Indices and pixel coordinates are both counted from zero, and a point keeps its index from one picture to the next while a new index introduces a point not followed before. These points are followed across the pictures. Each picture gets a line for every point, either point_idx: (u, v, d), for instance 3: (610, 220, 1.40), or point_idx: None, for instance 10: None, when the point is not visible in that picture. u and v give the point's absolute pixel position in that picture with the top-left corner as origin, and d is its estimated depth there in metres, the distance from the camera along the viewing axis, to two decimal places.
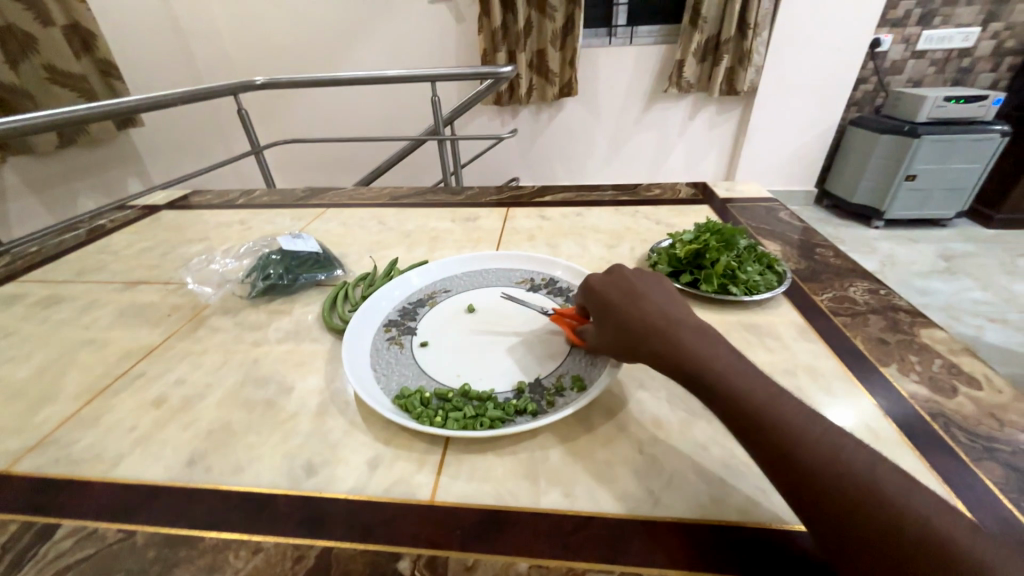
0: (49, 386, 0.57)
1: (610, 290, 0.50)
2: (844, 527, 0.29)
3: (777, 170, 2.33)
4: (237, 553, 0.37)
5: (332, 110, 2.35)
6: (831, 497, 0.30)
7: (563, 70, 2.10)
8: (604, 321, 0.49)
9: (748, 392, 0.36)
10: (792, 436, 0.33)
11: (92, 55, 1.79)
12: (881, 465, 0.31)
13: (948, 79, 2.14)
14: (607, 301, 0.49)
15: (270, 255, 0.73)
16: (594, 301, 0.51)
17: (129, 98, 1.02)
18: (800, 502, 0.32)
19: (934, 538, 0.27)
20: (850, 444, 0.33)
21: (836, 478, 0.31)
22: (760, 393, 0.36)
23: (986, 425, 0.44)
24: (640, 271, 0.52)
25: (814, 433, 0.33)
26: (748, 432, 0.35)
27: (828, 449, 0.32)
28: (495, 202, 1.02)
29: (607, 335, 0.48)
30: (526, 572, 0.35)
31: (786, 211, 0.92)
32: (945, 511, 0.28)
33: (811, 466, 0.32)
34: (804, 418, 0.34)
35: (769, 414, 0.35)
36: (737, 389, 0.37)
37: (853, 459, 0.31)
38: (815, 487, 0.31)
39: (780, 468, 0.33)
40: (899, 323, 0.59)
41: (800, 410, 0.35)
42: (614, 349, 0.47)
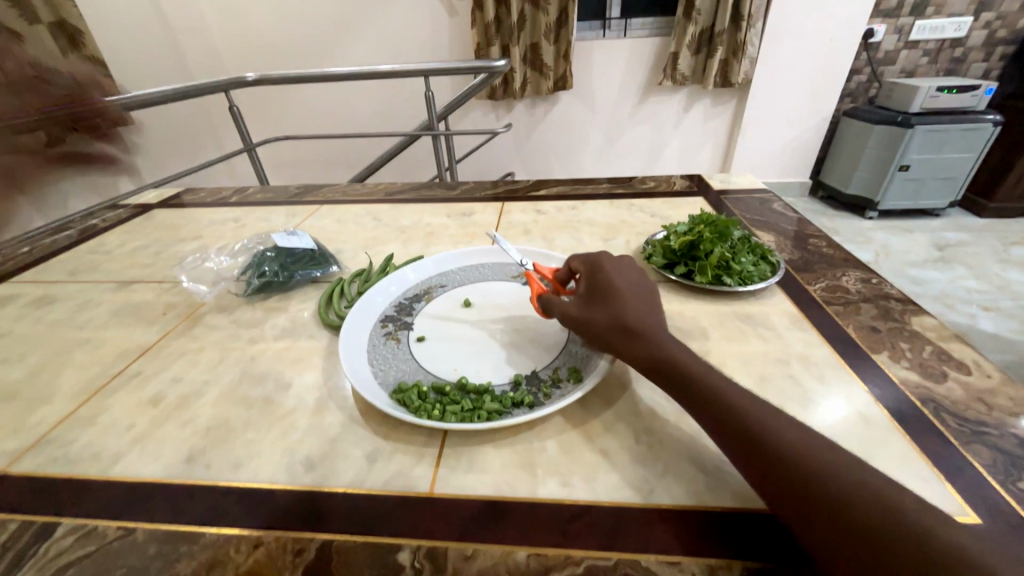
0: (44, 386, 0.57)
1: (611, 280, 0.51)
2: (802, 504, 0.32)
3: (771, 162, 2.34)
4: (237, 548, 0.37)
5: (325, 106, 2.33)
6: (789, 476, 0.33)
7: (558, 64, 2.09)
8: (596, 304, 0.49)
9: (720, 389, 0.40)
10: (755, 425, 0.37)
11: (81, 53, 1.77)
12: (834, 449, 0.34)
13: (940, 69, 2.14)
14: (606, 288, 0.50)
15: (265, 251, 0.73)
16: (590, 285, 0.52)
17: (119, 96, 1.01)
18: (764, 484, 0.35)
19: (879, 507, 0.30)
20: (806, 432, 0.36)
21: (793, 460, 0.34)
22: (731, 390, 0.40)
23: (975, 410, 0.45)
24: (639, 272, 0.54)
25: (778, 425, 0.36)
26: (715, 424, 0.39)
27: (786, 435, 0.35)
28: (490, 197, 1.02)
29: (594, 317, 0.48)
30: (525, 560, 0.35)
31: (780, 202, 0.92)
32: (889, 484, 0.31)
33: (771, 450, 0.35)
34: (766, 410, 0.38)
35: (738, 408, 0.38)
36: (707, 383, 0.40)
37: (809, 443, 0.35)
38: (775, 468, 0.34)
39: (745, 455, 0.36)
40: (891, 311, 0.60)
41: (764, 405, 0.39)
42: (595, 331, 0.48)
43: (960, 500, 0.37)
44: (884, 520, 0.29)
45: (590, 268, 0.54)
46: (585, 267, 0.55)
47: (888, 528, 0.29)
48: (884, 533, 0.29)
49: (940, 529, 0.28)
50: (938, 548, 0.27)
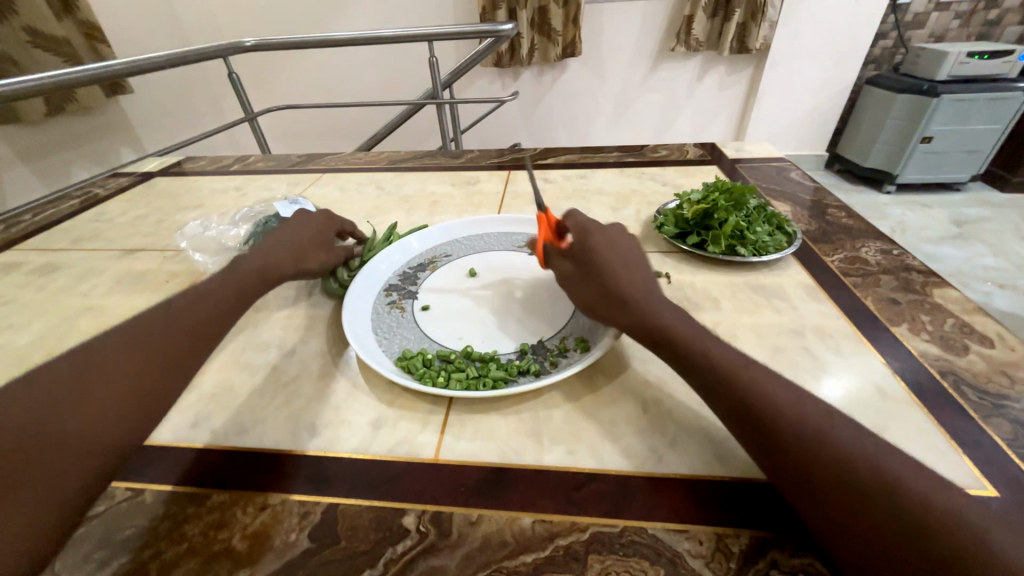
0: (49, 352, 0.57)
1: (599, 245, 0.48)
2: (800, 478, 0.32)
3: (787, 132, 2.25)
4: (245, 509, 0.37)
5: (327, 74, 2.26)
6: (788, 449, 0.33)
7: (567, 29, 1.99)
8: (584, 273, 0.47)
9: (723, 359, 0.38)
10: (751, 396, 0.35)
11: (74, 17, 1.71)
12: (834, 416, 0.34)
13: (972, 33, 2.02)
14: (592, 255, 0.47)
15: (268, 220, 0.70)
16: (579, 251, 0.49)
17: (115, 62, 0.97)
18: (760, 455, 0.34)
19: (878, 480, 0.30)
20: (806, 399, 0.35)
21: (791, 431, 0.33)
22: (734, 360, 0.38)
23: (997, 383, 0.44)
24: (629, 235, 0.51)
25: (781, 394, 0.35)
26: (712, 395, 0.38)
27: (787, 407, 0.34)
28: (496, 166, 0.99)
29: (582, 289, 0.47)
30: (530, 526, 0.35)
31: (798, 171, 0.89)
32: (888, 454, 0.31)
33: (769, 423, 0.34)
34: (765, 378, 0.36)
35: (740, 378, 0.36)
36: (704, 351, 0.39)
37: (811, 414, 0.34)
38: (773, 440, 0.33)
39: (742, 426, 0.35)
40: (911, 283, 0.58)
41: (768, 374, 0.37)
42: (585, 303, 0.46)
43: (976, 472, 0.36)
44: (881, 493, 0.29)
45: (579, 229, 0.51)
46: (575, 229, 0.51)
47: (890, 501, 0.29)
48: (879, 505, 0.29)
49: (941, 500, 0.28)
50: (932, 521, 0.28)
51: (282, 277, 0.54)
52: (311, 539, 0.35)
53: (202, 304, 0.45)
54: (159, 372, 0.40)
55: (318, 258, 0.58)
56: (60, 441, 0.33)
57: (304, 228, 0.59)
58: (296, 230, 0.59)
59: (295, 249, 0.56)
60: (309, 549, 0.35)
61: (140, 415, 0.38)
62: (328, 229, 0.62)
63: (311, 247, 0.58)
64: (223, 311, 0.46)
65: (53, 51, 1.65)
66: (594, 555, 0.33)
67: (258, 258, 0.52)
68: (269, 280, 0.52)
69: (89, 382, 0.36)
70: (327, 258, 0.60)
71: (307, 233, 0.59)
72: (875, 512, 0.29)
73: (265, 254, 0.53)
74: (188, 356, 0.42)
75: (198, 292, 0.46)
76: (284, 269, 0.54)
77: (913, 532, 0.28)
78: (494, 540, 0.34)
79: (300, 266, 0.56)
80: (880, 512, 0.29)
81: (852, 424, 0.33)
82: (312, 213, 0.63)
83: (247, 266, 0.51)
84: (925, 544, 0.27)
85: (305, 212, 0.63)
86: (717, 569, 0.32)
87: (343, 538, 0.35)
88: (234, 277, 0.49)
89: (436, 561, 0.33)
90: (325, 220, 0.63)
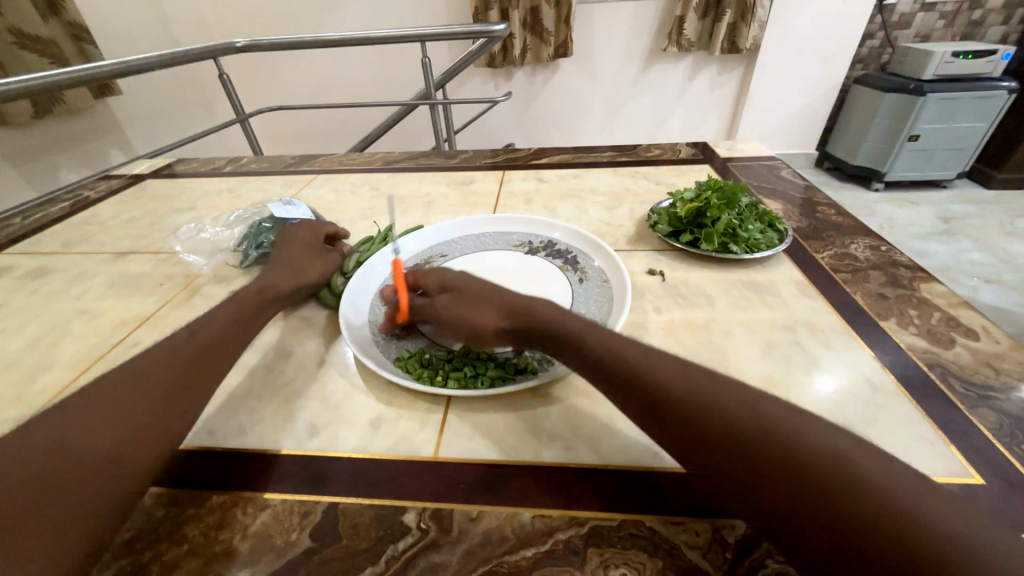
0: (44, 356, 0.57)
1: (463, 278, 0.48)
2: (771, 485, 0.29)
3: (778, 132, 2.28)
4: (245, 510, 0.38)
5: (319, 74, 2.25)
6: (752, 455, 0.30)
7: (559, 30, 2.00)
8: (469, 301, 0.45)
9: (664, 370, 0.35)
10: (703, 401, 0.32)
11: (60, 18, 1.69)
12: (780, 409, 0.31)
13: (957, 33, 2.06)
14: (465, 287, 0.47)
15: (262, 222, 0.69)
16: (450, 289, 0.48)
17: (105, 64, 0.96)
18: (720, 472, 0.31)
19: (846, 472, 0.28)
20: (756, 396, 0.32)
21: (751, 434, 0.30)
22: (674, 369, 0.35)
23: (982, 374, 0.45)
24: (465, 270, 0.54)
25: (725, 400, 0.32)
26: (661, 408, 0.33)
27: (735, 415, 0.31)
28: (490, 166, 1.00)
29: (478, 317, 0.44)
30: (530, 521, 0.35)
31: (788, 169, 0.90)
32: (846, 443, 0.29)
33: (729, 428, 0.31)
34: (712, 382, 0.33)
35: (683, 390, 0.33)
36: (638, 369, 0.35)
37: (760, 414, 0.31)
38: (736, 446, 0.30)
39: (697, 439, 0.32)
40: (899, 278, 0.59)
41: (706, 375, 0.34)
42: (492, 328, 0.43)
43: (963, 461, 0.37)
44: (851, 491, 0.27)
45: (432, 275, 0.50)
46: (428, 280, 0.50)
47: (855, 495, 0.27)
48: (853, 500, 0.27)
49: (895, 478, 0.28)
50: (902, 509, 0.26)
51: (284, 292, 0.54)
52: (312, 538, 0.35)
53: (209, 323, 0.45)
54: (178, 378, 0.40)
55: (318, 269, 0.60)
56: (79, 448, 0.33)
57: (291, 248, 0.60)
58: (287, 252, 0.60)
59: (292, 268, 0.57)
60: (310, 549, 0.35)
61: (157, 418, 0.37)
62: (314, 239, 0.63)
63: (305, 262, 0.59)
64: (229, 326, 0.46)
65: (40, 52, 1.63)
66: (593, 548, 0.34)
67: (257, 282, 0.53)
68: (276, 298, 0.53)
69: (111, 392, 0.37)
70: (326, 266, 0.61)
71: (296, 250, 0.60)
72: (846, 514, 0.27)
73: (266, 278, 0.55)
74: (201, 368, 0.41)
75: (213, 311, 0.47)
76: (288, 286, 0.55)
77: (891, 524, 0.26)
78: (494, 535, 0.35)
79: (303, 279, 0.57)
80: (855, 513, 0.27)
81: (803, 416, 0.31)
82: (294, 230, 0.63)
83: (248, 290, 0.52)
84: (905, 537, 0.25)
85: (285, 232, 0.63)
86: (713, 560, 0.33)
87: (345, 536, 0.35)
88: (246, 295, 0.50)
89: (437, 558, 0.34)
90: (310, 233, 0.63)
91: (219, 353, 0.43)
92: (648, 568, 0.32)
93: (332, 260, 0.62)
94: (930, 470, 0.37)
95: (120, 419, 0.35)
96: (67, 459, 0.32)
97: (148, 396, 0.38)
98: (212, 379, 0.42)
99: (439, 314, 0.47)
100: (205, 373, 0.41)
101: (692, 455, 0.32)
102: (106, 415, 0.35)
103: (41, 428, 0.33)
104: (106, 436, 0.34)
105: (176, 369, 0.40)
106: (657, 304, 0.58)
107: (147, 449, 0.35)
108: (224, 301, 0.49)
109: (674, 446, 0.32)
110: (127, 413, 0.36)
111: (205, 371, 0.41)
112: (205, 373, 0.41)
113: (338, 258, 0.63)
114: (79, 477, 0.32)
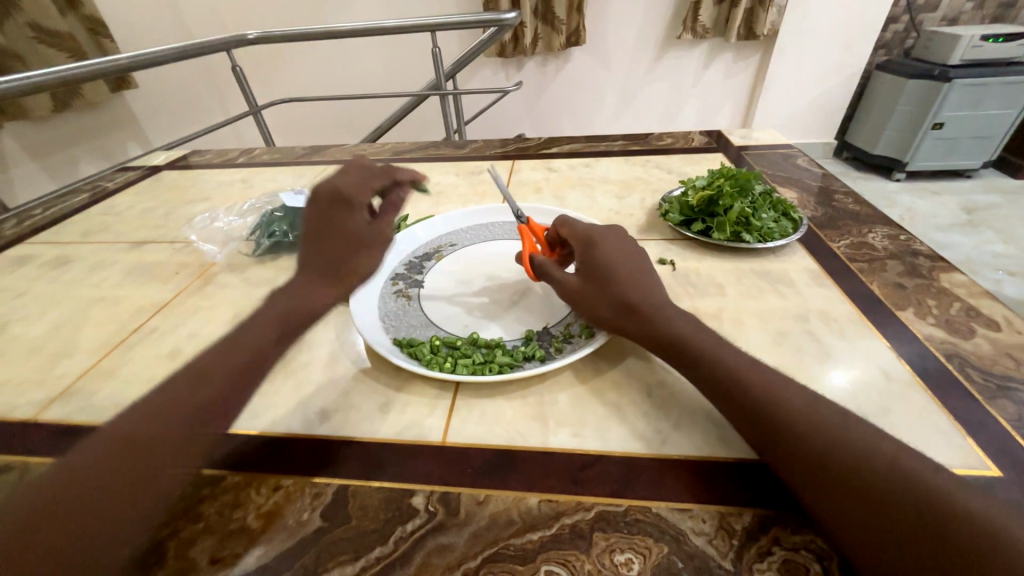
0: (65, 342, 0.59)
1: (608, 256, 0.46)
2: (786, 460, 0.33)
3: (796, 120, 2.22)
4: (258, 490, 0.38)
5: (330, 65, 2.25)
6: (790, 434, 0.33)
7: (570, 17, 1.97)
8: (593, 282, 0.45)
9: (720, 357, 0.38)
10: (755, 382, 0.36)
11: (78, 12, 1.73)
12: (826, 403, 0.34)
13: (987, 15, 1.97)
14: (604, 265, 0.45)
15: (274, 212, 0.73)
16: (584, 259, 0.47)
17: (124, 58, 0.97)
18: (762, 445, 0.34)
19: (868, 454, 0.30)
20: (783, 383, 0.36)
21: (770, 411, 0.34)
22: (730, 357, 0.38)
23: (1002, 365, 0.44)
24: (629, 237, 0.49)
25: (775, 385, 0.35)
26: (715, 382, 0.38)
27: (781, 396, 0.34)
28: (500, 155, 0.99)
29: (592, 297, 0.45)
30: (536, 506, 0.36)
31: (805, 157, 0.88)
32: (889, 441, 0.31)
33: (751, 405, 0.35)
34: (767, 370, 0.37)
35: (736, 372, 0.37)
36: (697, 353, 0.39)
37: (806, 402, 0.34)
38: (756, 422, 0.34)
39: (735, 408, 0.36)
40: (918, 268, 0.57)
41: (764, 366, 0.38)
42: (595, 313, 0.45)
43: (981, 454, 0.37)
44: (883, 480, 0.28)
45: (583, 238, 0.48)
46: (576, 239, 0.49)
47: (891, 484, 0.28)
48: (873, 488, 0.29)
49: (939, 477, 0.28)
50: (914, 495, 0.28)
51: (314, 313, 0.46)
52: (323, 518, 0.36)
53: (236, 340, 0.41)
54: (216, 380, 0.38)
55: (367, 262, 0.51)
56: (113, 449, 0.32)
57: (333, 227, 0.50)
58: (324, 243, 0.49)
59: (333, 266, 0.49)
60: (321, 528, 0.35)
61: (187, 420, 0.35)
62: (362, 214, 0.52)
63: (349, 254, 0.50)
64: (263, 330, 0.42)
65: (59, 47, 1.67)
66: (599, 533, 0.34)
67: (281, 300, 0.45)
68: (300, 321, 0.45)
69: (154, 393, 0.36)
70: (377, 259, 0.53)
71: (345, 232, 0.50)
72: (877, 498, 0.28)
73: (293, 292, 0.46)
74: (214, 396, 0.37)
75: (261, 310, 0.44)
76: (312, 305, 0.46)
77: (910, 511, 0.27)
78: (501, 518, 0.35)
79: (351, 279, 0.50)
80: (884, 499, 0.28)
81: (849, 415, 0.33)
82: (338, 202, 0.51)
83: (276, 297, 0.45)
84: (937, 526, 0.26)
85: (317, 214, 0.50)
86: (720, 547, 0.32)
87: (355, 517, 0.36)
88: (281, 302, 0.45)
89: (445, 539, 0.34)
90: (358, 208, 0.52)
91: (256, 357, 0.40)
92: (654, 553, 0.32)
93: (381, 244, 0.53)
94: (947, 462, 0.36)
95: (126, 450, 0.32)
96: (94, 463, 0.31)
97: (154, 425, 0.34)
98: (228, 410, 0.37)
99: (560, 279, 0.48)
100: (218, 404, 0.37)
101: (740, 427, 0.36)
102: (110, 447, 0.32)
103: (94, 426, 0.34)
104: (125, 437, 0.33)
105: (190, 386, 0.37)
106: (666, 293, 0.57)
107: (153, 489, 0.32)
108: (273, 302, 0.45)
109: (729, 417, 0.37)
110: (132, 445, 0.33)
111: (220, 401, 0.37)
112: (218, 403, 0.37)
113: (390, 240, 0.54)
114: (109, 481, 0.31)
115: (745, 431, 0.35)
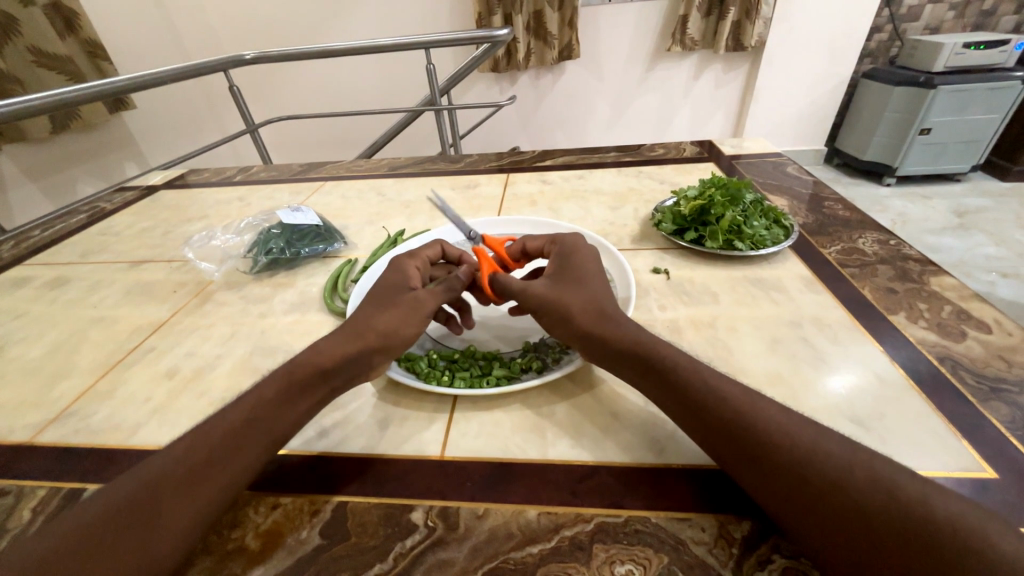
0: (62, 363, 0.58)
1: (583, 263, 0.49)
2: (767, 478, 0.31)
3: (786, 129, 2.26)
4: (256, 509, 0.38)
5: (327, 83, 2.29)
6: (769, 455, 0.32)
7: (563, 33, 2.00)
8: (569, 283, 0.47)
9: (692, 378, 0.37)
10: (728, 403, 0.34)
11: (77, 36, 1.75)
12: (798, 418, 0.33)
13: (968, 24, 2.02)
14: (587, 298, 0.45)
15: (271, 229, 0.74)
16: (558, 265, 0.50)
17: (121, 80, 0.98)
18: (742, 467, 0.33)
19: (845, 468, 0.30)
20: (753, 399, 0.35)
21: (749, 429, 0.33)
22: (697, 378, 0.37)
23: (994, 367, 0.44)
24: (602, 268, 0.50)
25: (745, 404, 0.34)
26: (689, 404, 0.36)
27: (754, 414, 0.33)
28: (494, 168, 1.00)
29: (568, 295, 0.46)
30: (536, 519, 0.36)
31: (794, 165, 0.89)
32: (866, 453, 0.31)
33: (729, 418, 0.34)
34: (736, 389, 0.36)
35: (709, 394, 0.35)
36: (673, 375, 0.38)
37: (776, 418, 0.33)
38: (736, 444, 0.33)
39: (711, 432, 0.34)
40: (908, 272, 0.58)
41: (731, 382, 0.36)
42: (569, 311, 0.44)
43: (976, 456, 0.37)
44: (867, 496, 0.28)
45: (559, 245, 0.52)
46: (551, 268, 0.50)
47: (873, 501, 0.28)
48: (857, 505, 0.28)
49: (921, 485, 0.28)
50: (894, 504, 0.27)
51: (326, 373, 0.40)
52: (322, 535, 0.36)
53: (265, 390, 0.38)
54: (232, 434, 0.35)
55: (390, 322, 0.44)
56: (121, 512, 0.31)
57: (374, 291, 0.48)
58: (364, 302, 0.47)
59: (357, 325, 0.44)
60: (320, 546, 0.35)
61: (195, 484, 0.32)
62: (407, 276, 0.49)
63: (375, 313, 0.44)
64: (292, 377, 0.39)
65: (57, 70, 1.69)
66: (599, 544, 0.34)
67: (299, 358, 0.41)
68: (310, 384, 0.39)
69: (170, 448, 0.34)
70: (422, 323, 0.46)
71: (381, 291, 0.47)
72: (864, 517, 0.28)
73: (314, 353, 0.41)
74: (220, 458, 0.34)
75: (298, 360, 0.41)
76: (342, 377, 0.41)
77: (896, 524, 0.27)
78: (501, 532, 0.35)
79: (389, 342, 0.43)
80: (871, 515, 0.27)
81: (821, 429, 0.32)
82: (392, 265, 0.50)
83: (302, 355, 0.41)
84: (929, 538, 0.26)
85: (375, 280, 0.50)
86: (720, 556, 0.33)
87: (353, 534, 0.36)
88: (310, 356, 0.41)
89: (444, 555, 0.34)
90: (411, 271, 0.49)
91: (283, 411, 0.38)
92: (653, 564, 0.32)
93: (418, 303, 0.46)
94: (941, 465, 0.37)
95: (135, 512, 0.31)
96: (103, 529, 0.30)
97: (148, 491, 0.32)
98: (226, 481, 0.33)
99: (523, 293, 0.48)
100: (218, 475, 0.33)
101: (717, 451, 0.34)
102: (109, 513, 0.31)
103: (113, 486, 0.33)
104: (134, 496, 0.31)
105: (207, 442, 0.34)
106: (661, 302, 0.57)
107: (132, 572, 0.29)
108: (310, 353, 0.41)
109: (706, 441, 0.35)
110: (126, 515, 0.31)
111: (234, 456, 0.34)
112: (217, 474, 0.33)
113: (429, 300, 0.46)
114: (116, 548, 0.29)
115: (723, 453, 0.34)
